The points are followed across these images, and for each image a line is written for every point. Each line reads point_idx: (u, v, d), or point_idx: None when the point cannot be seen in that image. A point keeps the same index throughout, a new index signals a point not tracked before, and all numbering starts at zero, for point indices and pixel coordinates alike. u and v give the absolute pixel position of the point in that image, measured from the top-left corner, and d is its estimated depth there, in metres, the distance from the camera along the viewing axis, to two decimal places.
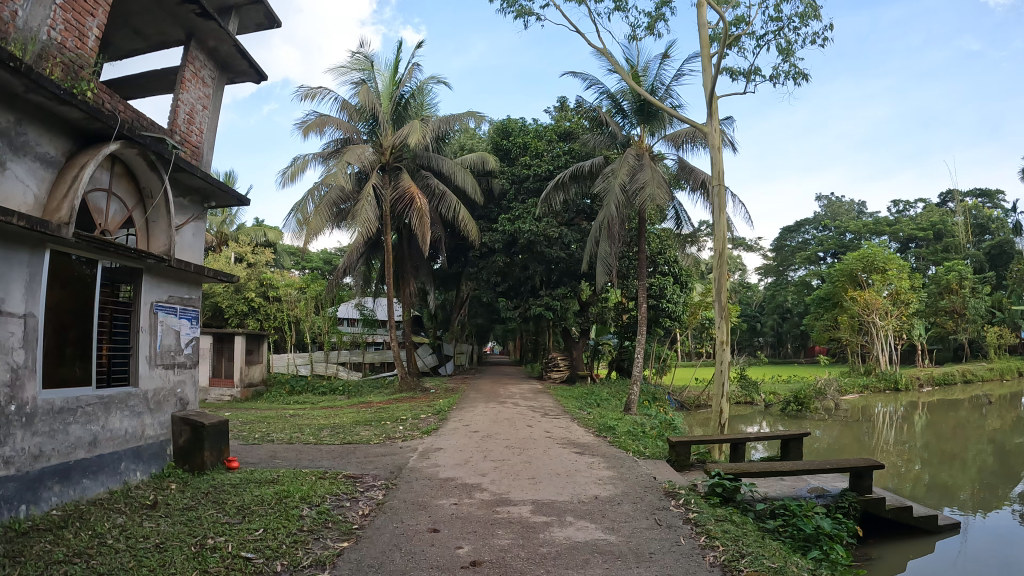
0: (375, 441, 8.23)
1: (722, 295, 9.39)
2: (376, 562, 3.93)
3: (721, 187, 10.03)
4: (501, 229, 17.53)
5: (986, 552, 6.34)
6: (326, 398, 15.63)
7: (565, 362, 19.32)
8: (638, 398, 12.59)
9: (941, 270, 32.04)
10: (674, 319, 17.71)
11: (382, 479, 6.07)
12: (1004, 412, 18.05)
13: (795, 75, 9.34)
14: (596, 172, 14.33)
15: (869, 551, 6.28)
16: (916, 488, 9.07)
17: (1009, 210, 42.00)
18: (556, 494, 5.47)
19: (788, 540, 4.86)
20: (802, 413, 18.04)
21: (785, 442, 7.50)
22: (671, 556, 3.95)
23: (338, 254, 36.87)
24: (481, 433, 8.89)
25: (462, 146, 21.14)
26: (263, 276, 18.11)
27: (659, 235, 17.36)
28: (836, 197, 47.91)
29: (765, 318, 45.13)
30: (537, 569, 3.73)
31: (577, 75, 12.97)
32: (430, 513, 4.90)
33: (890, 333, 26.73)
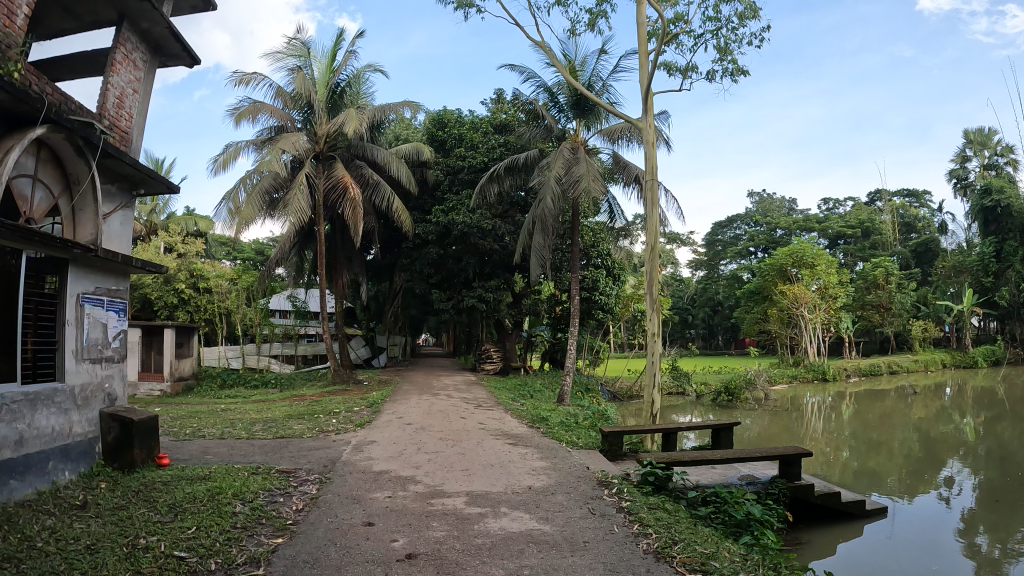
0: (307, 435, 8.08)
1: (654, 287, 9.53)
2: (311, 558, 3.84)
3: (654, 181, 10.14)
4: (434, 220, 17.45)
5: (913, 536, 6.61)
6: (258, 391, 15.31)
7: (499, 354, 19.44)
8: (570, 389, 12.70)
9: (869, 266, 33.34)
10: (607, 311, 17.96)
11: (316, 473, 5.97)
12: (927, 402, 18.90)
13: (733, 73, 9.51)
14: (530, 164, 14.36)
15: (799, 535, 6.52)
16: (845, 475, 9.44)
17: (934, 210, 44.02)
18: (490, 485, 5.47)
19: (721, 526, 4.98)
20: (732, 403, 18.53)
21: (715, 433, 7.68)
22: (605, 544, 3.99)
23: (271, 243, 36.12)
24: (415, 425, 8.83)
25: (398, 136, 20.86)
26: (193, 267, 17.42)
27: (592, 228, 17.45)
28: (768, 194, 49.37)
29: (697, 310, 46.11)
30: (473, 560, 3.71)
31: (516, 67, 12.96)
32: (364, 507, 4.83)
33: (818, 326, 27.60)
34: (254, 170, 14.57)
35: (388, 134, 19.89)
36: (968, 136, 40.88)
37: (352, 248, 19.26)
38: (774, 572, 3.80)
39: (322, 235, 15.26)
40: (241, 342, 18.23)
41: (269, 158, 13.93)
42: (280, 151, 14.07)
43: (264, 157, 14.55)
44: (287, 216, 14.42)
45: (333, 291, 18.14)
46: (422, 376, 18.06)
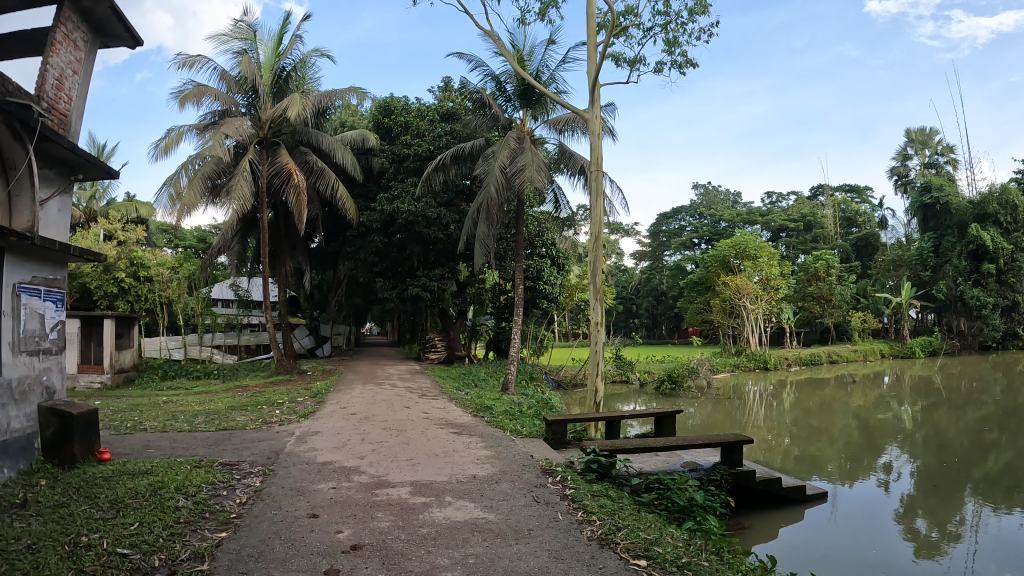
0: (250, 426, 7.95)
1: (597, 277, 9.62)
2: (256, 552, 3.78)
3: (600, 172, 10.23)
4: (378, 208, 17.27)
5: (851, 519, 6.84)
6: (201, 383, 15.00)
7: (443, 343, 19.38)
8: (515, 377, 12.74)
9: (810, 259, 34.29)
10: (551, 300, 18.09)
11: (259, 465, 5.88)
12: (866, 390, 19.57)
13: (681, 65, 9.64)
14: (476, 153, 14.33)
15: (741, 521, 6.68)
16: (786, 461, 9.71)
17: (874, 206, 45.54)
18: (435, 475, 5.46)
19: (664, 512, 5.08)
20: (676, 391, 18.86)
21: (658, 421, 7.81)
22: (549, 532, 4.02)
23: (214, 231, 35.39)
24: (359, 415, 8.77)
25: (344, 123, 20.54)
26: (133, 255, 16.83)
27: (536, 217, 17.52)
28: (713, 187, 50.40)
29: (641, 300, 46.73)
30: (418, 550, 3.70)
31: (463, 55, 12.90)
32: (308, 498, 4.78)
33: (759, 317, 28.23)
34: (197, 155, 14.23)
35: (332, 120, 19.57)
36: (909, 134, 42.25)
37: (296, 236, 18.94)
38: (715, 556, 3.88)
39: (266, 222, 14.96)
40: (184, 333, 17.80)
41: (212, 143, 13.60)
42: (223, 136, 13.74)
43: (207, 142, 14.21)
44: (229, 203, 14.11)
45: (276, 280, 17.82)
46: (366, 365, 17.92)
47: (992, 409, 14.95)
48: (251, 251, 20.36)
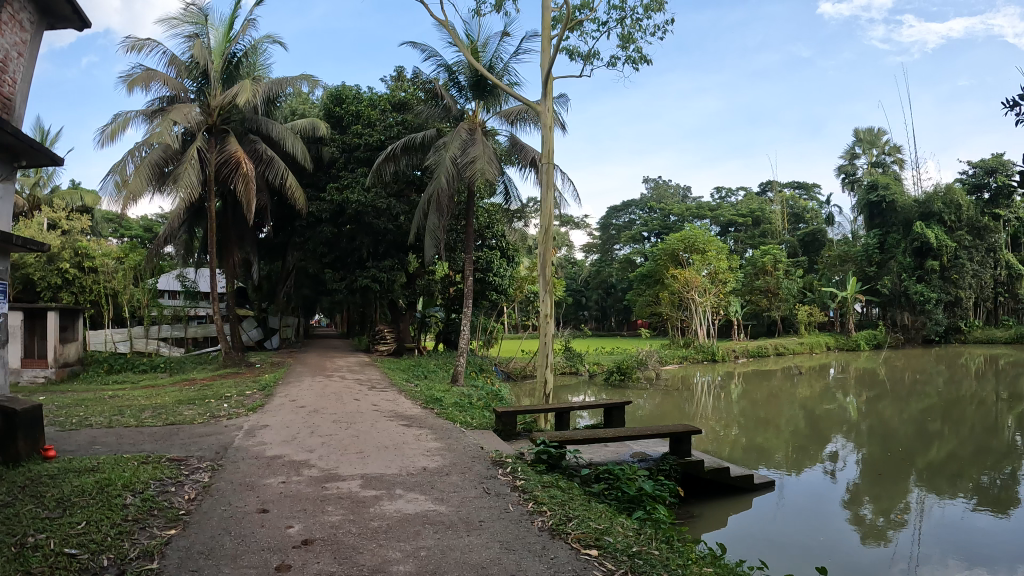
0: (199, 421, 7.79)
1: (547, 269, 9.67)
2: (205, 549, 3.71)
3: (551, 165, 10.26)
4: (328, 198, 17.06)
5: (797, 507, 7.00)
6: (148, 376, 14.66)
7: (393, 335, 19.15)
8: (464, 369, 12.73)
9: (758, 253, 34.97)
10: (500, 292, 18.14)
11: (208, 460, 5.76)
12: (811, 382, 20.07)
13: (636, 61, 9.73)
14: (428, 144, 14.25)
15: (691, 509, 6.79)
16: (734, 451, 9.90)
17: (821, 202, 46.79)
18: (385, 467, 5.43)
19: (614, 502, 5.13)
20: (624, 382, 19.07)
21: (607, 412, 7.88)
22: (499, 523, 4.03)
23: (160, 221, 34.56)
24: (308, 408, 8.67)
25: (294, 111, 20.19)
26: (78, 245, 16.30)
27: (487, 209, 17.50)
28: (664, 181, 51.22)
29: (591, 293, 47.04)
30: (368, 543, 3.67)
31: (417, 45, 12.81)
32: (257, 493, 4.70)
33: (708, 309, 28.66)
34: (143, 142, 13.87)
35: (283, 108, 19.23)
36: (858, 134, 43.32)
37: (244, 226, 18.60)
38: (665, 544, 3.94)
39: (214, 212, 14.66)
40: (130, 325, 17.38)
41: (160, 130, 13.27)
42: (171, 123, 13.43)
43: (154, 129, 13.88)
44: (176, 191, 13.81)
45: (224, 270, 17.45)
46: (313, 357, 17.72)
47: (934, 400, 15.45)
48: (199, 242, 19.97)
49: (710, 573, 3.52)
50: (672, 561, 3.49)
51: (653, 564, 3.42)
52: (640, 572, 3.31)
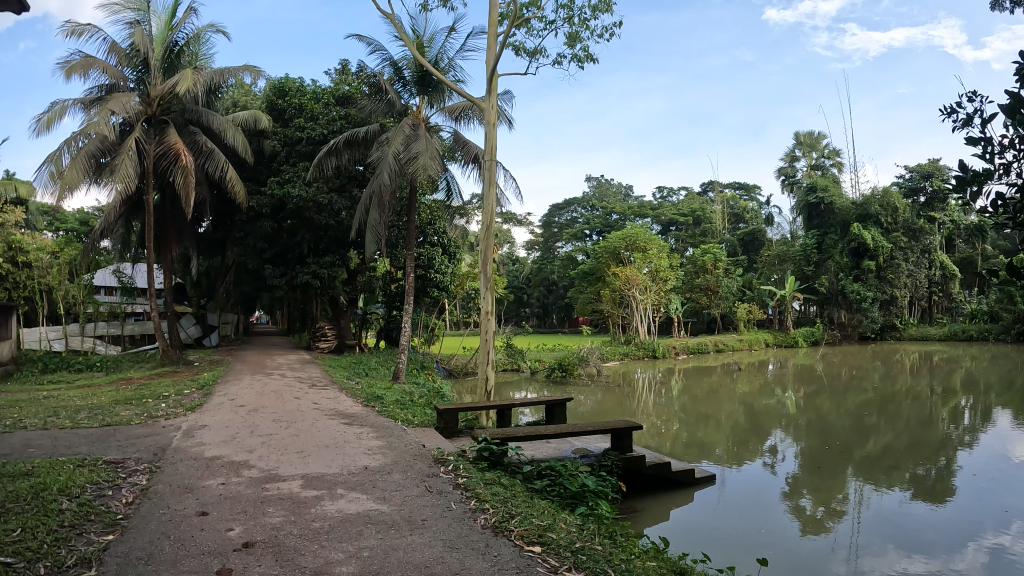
0: (136, 421, 7.57)
1: (488, 266, 9.68)
2: (143, 554, 3.59)
3: (493, 161, 10.27)
4: (268, 192, 16.81)
5: (736, 500, 7.15)
6: (83, 375, 14.21)
7: (334, 332, 18.97)
8: (406, 366, 12.65)
9: (698, 252, 35.56)
10: (442, 289, 18.09)
11: (146, 462, 5.60)
12: (750, 377, 20.50)
13: (582, 60, 9.81)
14: (370, 138, 14.15)
15: (633, 504, 6.88)
16: (676, 446, 10.03)
17: (761, 203, 48.25)
18: (326, 467, 5.36)
19: (558, 498, 5.19)
20: (566, 379, 19.24)
21: (549, 408, 7.92)
22: (442, 521, 4.01)
23: (97, 214, 33.51)
24: (248, 407, 8.52)
25: (236, 103, 19.75)
26: (11, 238, 15.66)
27: (429, 205, 17.44)
28: (607, 179, 52.03)
29: (532, 289, 47.05)
30: (311, 544, 3.62)
31: (362, 38, 12.70)
32: (196, 495, 4.59)
33: (648, 307, 29.05)
34: (81, 133, 13.46)
35: (224, 100, 18.79)
36: (799, 137, 44.35)
37: (183, 220, 18.13)
38: (608, 539, 3.97)
39: (153, 205, 14.28)
40: (65, 323, 16.86)
41: (97, 120, 12.89)
42: (109, 113, 13.06)
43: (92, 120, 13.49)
44: (114, 183, 13.43)
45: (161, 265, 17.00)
46: (254, 355, 17.41)
47: (871, 395, 15.92)
48: (136, 236, 19.42)
49: (653, 566, 3.57)
50: (615, 556, 3.52)
51: (597, 559, 3.45)
52: (583, 568, 3.33)
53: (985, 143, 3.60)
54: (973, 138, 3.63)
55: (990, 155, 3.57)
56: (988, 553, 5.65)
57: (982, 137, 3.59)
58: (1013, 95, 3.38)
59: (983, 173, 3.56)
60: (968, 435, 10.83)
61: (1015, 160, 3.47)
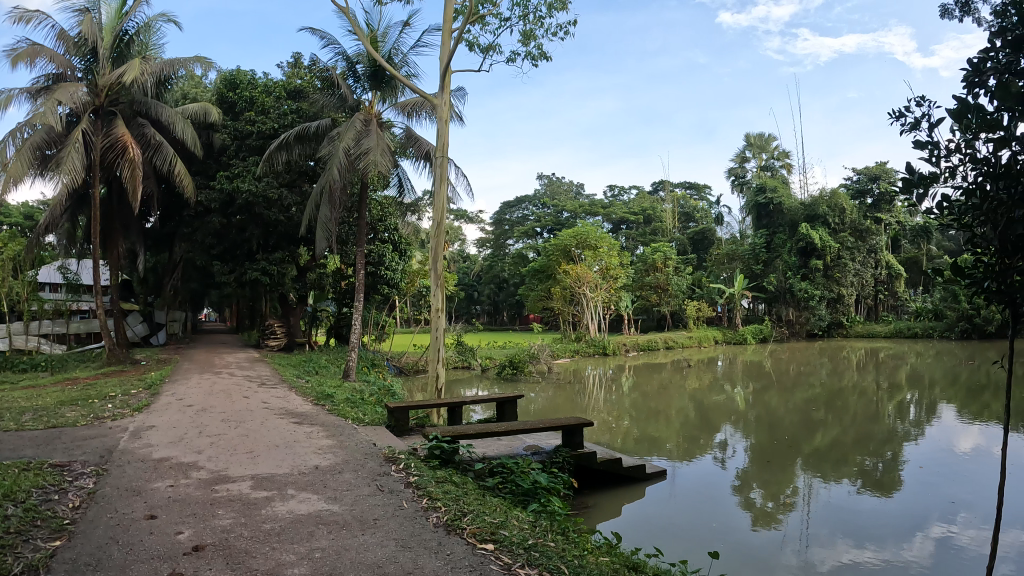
0: (82, 423, 7.37)
1: (439, 263, 9.67)
2: (92, 560, 3.48)
3: (444, 157, 10.25)
4: (218, 186, 16.51)
5: (687, 494, 7.24)
6: (26, 375, 13.81)
7: (284, 330, 18.79)
8: (356, 364, 12.58)
9: (648, 250, 35.89)
10: (392, 286, 17.98)
11: (93, 465, 5.47)
12: (699, 374, 20.79)
13: (535, 58, 9.83)
14: (321, 133, 14.09)
15: (586, 500, 6.92)
16: (627, 442, 10.13)
17: (711, 202, 49.26)
18: (276, 467, 5.29)
19: (510, 495, 5.24)
20: (516, 376, 19.32)
21: (500, 406, 7.94)
22: (394, 520, 3.99)
23: (40, 208, 32.52)
24: (196, 407, 8.37)
25: (185, 95, 19.34)
26: None
27: (379, 201, 17.34)
28: (557, 178, 52.40)
29: (483, 287, 46.78)
30: (262, 547, 3.56)
31: (315, 31, 12.61)
32: (144, 498, 4.49)
33: (598, 304, 29.31)
34: (27, 123, 13.10)
35: (174, 92, 18.41)
36: (749, 138, 45.02)
37: (129, 215, 17.73)
38: (559, 536, 3.99)
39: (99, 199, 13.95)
40: (8, 322, 16.57)
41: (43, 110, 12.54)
42: (56, 103, 12.73)
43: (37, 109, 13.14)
44: (58, 176, 13.07)
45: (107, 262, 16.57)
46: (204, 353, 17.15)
47: (818, 390, 16.27)
48: (83, 232, 18.92)
49: (605, 561, 3.60)
50: (568, 552, 3.54)
51: (550, 555, 3.46)
52: (536, 564, 3.33)
53: (932, 147, 3.71)
54: (921, 141, 3.74)
55: (936, 159, 3.68)
56: (935, 543, 5.80)
57: (930, 141, 3.69)
58: (959, 100, 3.48)
59: (929, 176, 3.66)
60: (913, 429, 11.11)
61: (960, 164, 3.59)
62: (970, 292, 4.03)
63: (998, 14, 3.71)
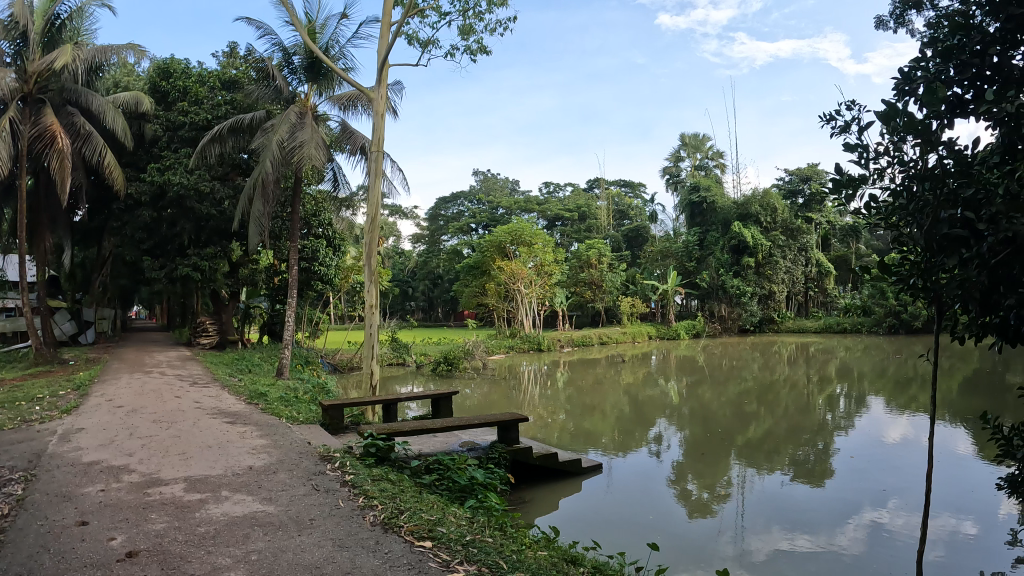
0: (4, 426, 7.10)
1: (372, 259, 9.65)
2: (22, 570, 3.32)
3: (380, 152, 10.22)
4: (148, 179, 16.09)
5: (624, 487, 7.33)
6: None
7: (216, 327, 18.69)
8: (290, 362, 12.48)
9: (583, 247, 36.26)
10: (326, 282, 17.77)
11: (19, 470, 5.28)
12: (633, 369, 21.10)
13: (475, 52, 9.95)
14: (255, 125, 13.97)
15: (522, 495, 6.95)
16: (562, 437, 10.21)
17: (645, 200, 50.17)
18: (210, 469, 5.19)
19: (448, 492, 5.31)
20: (451, 372, 19.33)
21: (435, 402, 7.94)
22: (331, 520, 3.96)
23: None
24: (126, 407, 8.18)
25: (117, 83, 18.81)
26: None
27: (313, 196, 17.18)
28: (492, 174, 52.68)
29: (418, 283, 46.57)
30: (197, 551, 3.50)
31: (252, 21, 12.48)
32: (74, 504, 4.35)
33: (533, 301, 29.56)
34: None
35: (105, 80, 17.89)
36: (684, 138, 45.76)
37: (57, 208, 17.12)
38: (496, 531, 4.01)
39: (26, 190, 13.45)
40: None
41: None
42: None
43: None
44: None
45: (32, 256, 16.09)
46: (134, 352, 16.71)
47: (749, 384, 16.62)
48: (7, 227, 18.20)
49: (543, 555, 3.65)
50: (506, 547, 3.57)
51: (488, 551, 3.48)
52: (474, 560, 3.34)
53: (861, 150, 3.85)
54: (851, 143, 3.86)
55: (864, 161, 3.81)
56: (868, 528, 5.99)
57: (859, 143, 3.83)
58: (888, 104, 3.61)
59: (858, 177, 3.79)
60: (843, 420, 11.44)
61: (887, 166, 3.72)
62: (896, 290, 4.16)
63: (930, 25, 3.87)
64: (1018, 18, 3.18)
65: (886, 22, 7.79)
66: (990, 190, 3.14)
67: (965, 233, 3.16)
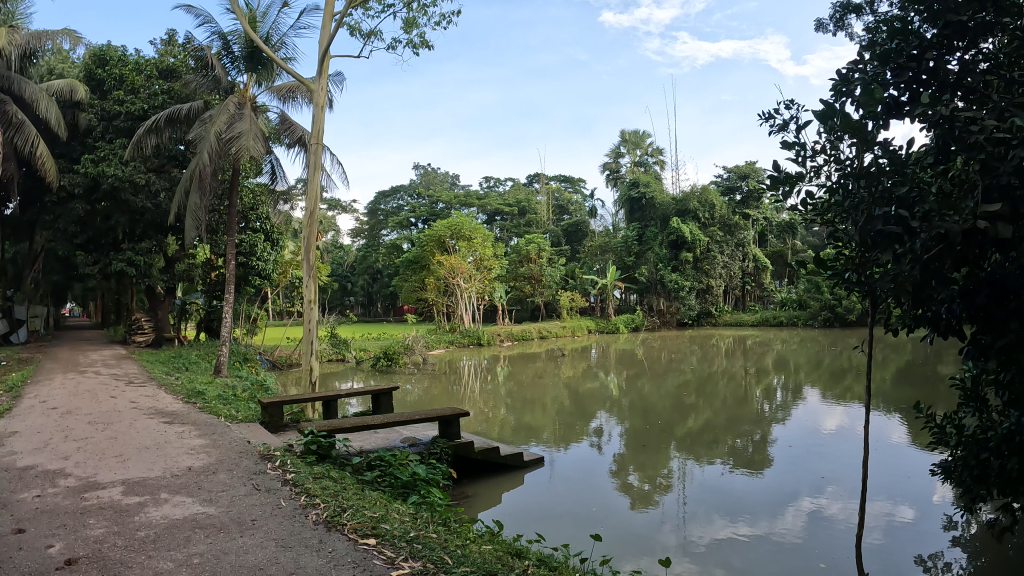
0: None
1: (310, 253, 9.56)
2: None
3: (319, 144, 10.15)
4: (82, 170, 15.67)
5: (566, 479, 7.42)
6: None
7: (151, 325, 18.47)
8: (228, 359, 12.34)
9: (522, 242, 36.43)
10: (264, 277, 17.54)
11: None
12: (572, 362, 21.27)
13: (417, 45, 9.96)
14: (193, 116, 13.79)
15: (466, 490, 6.99)
16: (504, 431, 10.25)
17: (585, 195, 50.67)
18: (147, 471, 5.10)
19: (390, 488, 5.32)
20: (392, 367, 19.28)
21: (376, 398, 7.93)
22: (273, 520, 3.93)
23: None
24: (59, 409, 7.97)
25: (51, 71, 18.24)
26: None
27: (251, 189, 16.96)
28: (432, 168, 52.73)
29: (357, 278, 46.19)
30: (138, 556, 3.44)
31: (191, 8, 12.29)
32: (9, 511, 4.23)
33: (472, 295, 29.63)
34: None
35: (37, 67, 17.35)
36: (624, 135, 46.34)
37: None
38: (439, 527, 4.04)
39: None
40: None
41: None
42: None
43: None
44: None
45: None
46: (70, 353, 16.27)
47: (688, 376, 16.90)
48: None
49: (487, 549, 3.70)
50: (450, 543, 3.60)
51: (432, 547, 3.50)
52: (419, 557, 3.36)
53: (798, 148, 3.96)
54: (789, 142, 3.97)
55: (801, 158, 3.93)
56: (808, 515, 6.17)
57: (797, 142, 3.94)
58: (827, 103, 3.73)
59: (795, 175, 3.90)
60: (780, 410, 11.72)
61: (824, 164, 3.84)
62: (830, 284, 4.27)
63: (869, 31, 4.02)
64: (955, 25, 3.30)
65: (826, 25, 8.00)
66: (923, 190, 3.26)
67: (899, 230, 3.20)
